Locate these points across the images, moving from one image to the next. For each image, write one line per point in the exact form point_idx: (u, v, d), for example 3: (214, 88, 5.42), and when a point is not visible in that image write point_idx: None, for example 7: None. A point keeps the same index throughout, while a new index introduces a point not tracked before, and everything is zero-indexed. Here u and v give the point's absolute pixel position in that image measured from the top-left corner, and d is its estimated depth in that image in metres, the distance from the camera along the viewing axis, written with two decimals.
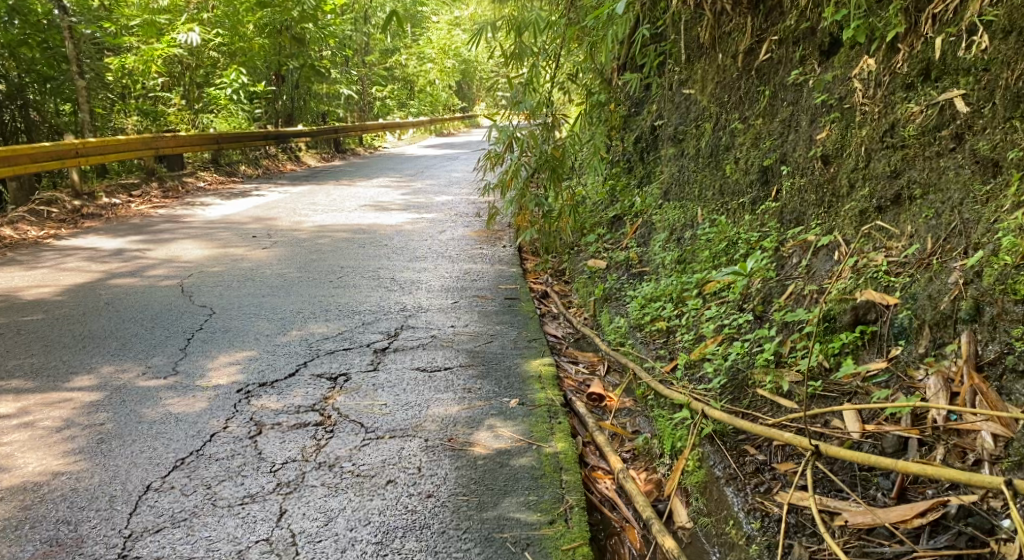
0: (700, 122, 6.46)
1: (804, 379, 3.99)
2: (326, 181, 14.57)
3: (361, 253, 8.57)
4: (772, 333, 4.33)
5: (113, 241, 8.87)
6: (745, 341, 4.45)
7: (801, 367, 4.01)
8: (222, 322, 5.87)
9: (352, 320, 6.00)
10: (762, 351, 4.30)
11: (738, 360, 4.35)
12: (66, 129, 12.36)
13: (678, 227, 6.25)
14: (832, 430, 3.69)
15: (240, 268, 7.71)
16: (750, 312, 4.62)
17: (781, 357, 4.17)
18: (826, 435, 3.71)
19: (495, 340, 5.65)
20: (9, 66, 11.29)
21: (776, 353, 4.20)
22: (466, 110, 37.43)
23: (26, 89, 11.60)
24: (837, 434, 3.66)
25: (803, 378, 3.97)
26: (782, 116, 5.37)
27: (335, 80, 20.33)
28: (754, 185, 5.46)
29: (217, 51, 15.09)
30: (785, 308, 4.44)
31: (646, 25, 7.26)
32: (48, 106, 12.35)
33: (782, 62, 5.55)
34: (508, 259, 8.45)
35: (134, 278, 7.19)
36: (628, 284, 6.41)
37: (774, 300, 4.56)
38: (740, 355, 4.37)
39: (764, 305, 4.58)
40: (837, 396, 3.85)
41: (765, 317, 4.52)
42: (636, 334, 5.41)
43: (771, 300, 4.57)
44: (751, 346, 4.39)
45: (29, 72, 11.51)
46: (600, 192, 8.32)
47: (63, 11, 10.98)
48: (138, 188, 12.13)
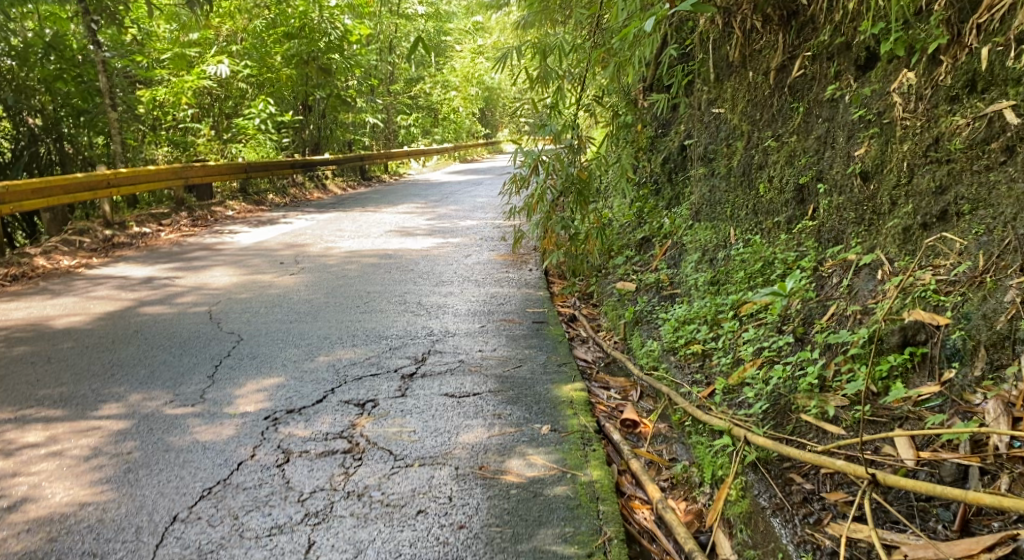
0: (731, 141, 6.33)
1: (851, 403, 3.83)
2: (353, 208, 14.57)
3: (387, 278, 8.50)
4: (814, 355, 4.17)
5: (143, 269, 8.87)
6: (786, 365, 4.29)
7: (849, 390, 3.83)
8: (250, 349, 5.79)
9: (379, 346, 5.90)
10: (805, 375, 4.13)
11: (779, 383, 4.19)
12: (99, 162, 12.51)
13: (709, 248, 6.12)
14: (884, 457, 3.52)
15: (267, 295, 7.65)
16: (791, 333, 4.47)
17: (826, 382, 4.01)
18: (878, 463, 3.55)
19: (524, 365, 5.51)
20: (45, 100, 11.70)
21: (820, 377, 4.04)
22: (490, 137, 37.52)
23: (62, 122, 11.89)
24: (890, 462, 3.50)
25: (849, 403, 3.81)
26: (818, 133, 5.24)
27: (361, 108, 20.44)
28: (790, 204, 5.35)
29: (246, 83, 15.32)
30: (828, 329, 4.28)
31: (674, 45, 7.07)
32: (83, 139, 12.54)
33: (816, 78, 5.42)
34: (535, 283, 8.33)
35: (164, 306, 7.15)
36: (660, 307, 6.26)
37: (815, 321, 4.42)
38: (782, 379, 4.20)
39: (805, 327, 4.43)
40: (887, 421, 3.69)
41: (806, 339, 4.36)
42: (670, 358, 5.26)
43: (812, 322, 4.42)
44: (793, 369, 4.22)
45: (66, 106, 11.88)
46: (627, 215, 8.20)
47: (95, 45, 11.21)
48: (167, 217, 12.18)
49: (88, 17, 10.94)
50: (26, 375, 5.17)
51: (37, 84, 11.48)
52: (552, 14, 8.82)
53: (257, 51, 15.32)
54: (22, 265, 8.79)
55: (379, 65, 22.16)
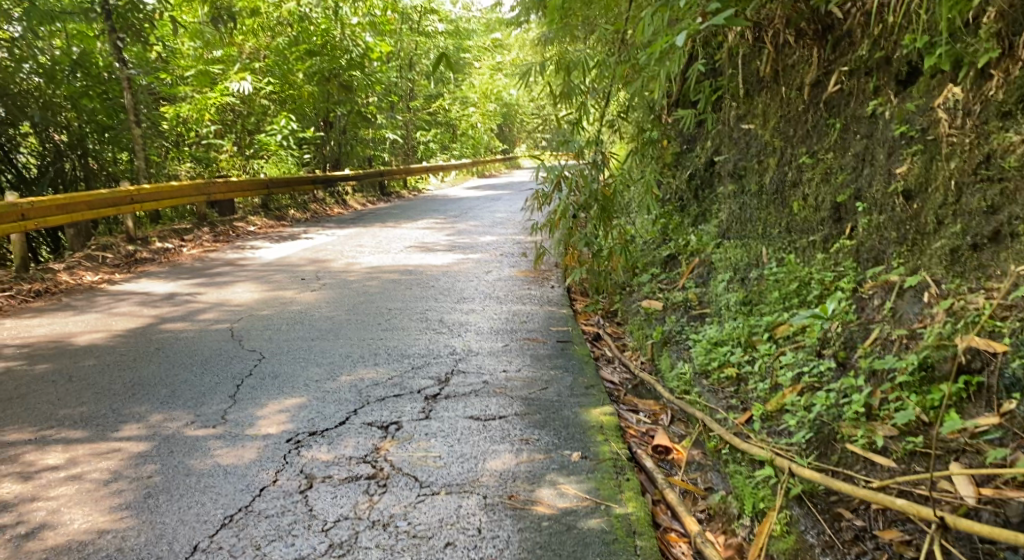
0: (762, 157, 6.16)
1: (901, 434, 3.76)
2: (373, 224, 14.49)
3: (409, 295, 8.38)
4: (859, 381, 4.06)
5: (165, 284, 8.78)
6: (828, 392, 4.17)
7: (902, 420, 3.74)
8: (271, 367, 5.66)
9: (401, 365, 5.76)
10: (849, 402, 4.03)
11: (822, 411, 4.07)
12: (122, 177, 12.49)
13: (741, 267, 5.95)
14: (942, 494, 3.46)
15: (289, 312, 7.55)
16: (832, 358, 4.33)
17: (872, 410, 3.92)
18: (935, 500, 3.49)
19: (550, 387, 5.35)
20: (71, 116, 11.75)
21: (867, 405, 3.95)
22: (508, 153, 37.44)
23: (86, 139, 11.96)
24: (949, 500, 3.43)
25: (899, 433, 3.74)
26: (856, 149, 5.09)
27: (381, 124, 20.39)
28: (826, 222, 5.19)
29: (268, 99, 15.30)
30: (871, 354, 4.16)
31: (702, 60, 6.86)
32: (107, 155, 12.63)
33: (853, 94, 5.26)
34: (557, 300, 8.18)
35: (186, 323, 7.05)
36: (689, 327, 6.10)
37: (858, 345, 4.27)
38: (824, 407, 4.09)
39: (848, 352, 4.29)
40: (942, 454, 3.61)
41: (849, 364, 4.23)
42: (703, 382, 5.10)
43: (854, 346, 4.28)
44: (837, 397, 4.11)
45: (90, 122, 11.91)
46: (651, 232, 8.03)
47: (120, 63, 11.19)
48: (189, 233, 12.13)
49: (113, 34, 10.90)
50: (47, 393, 5.06)
51: (62, 100, 11.54)
52: (576, 28, 8.66)
53: (279, 68, 15.18)
54: (44, 280, 8.73)
55: (399, 81, 22.14)
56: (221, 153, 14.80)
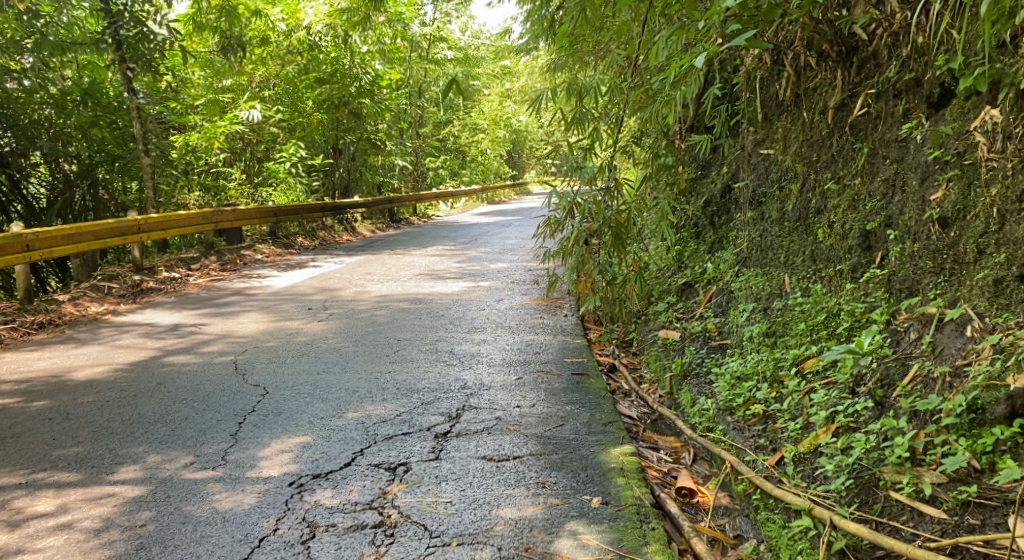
0: (784, 183, 5.91)
1: (950, 481, 3.62)
2: (382, 251, 14.30)
3: (418, 324, 8.17)
4: (901, 424, 3.87)
5: (170, 315, 8.59)
6: (867, 434, 3.98)
7: (952, 467, 3.60)
8: (274, 404, 5.42)
9: (410, 401, 5.53)
10: (891, 446, 3.85)
11: (862, 456, 3.89)
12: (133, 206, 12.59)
13: (762, 297, 5.71)
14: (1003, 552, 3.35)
15: (295, 343, 7.34)
16: (868, 397, 4.13)
17: (917, 454, 3.75)
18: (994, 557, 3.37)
19: (566, 424, 5.09)
20: (81, 146, 11.68)
21: (910, 449, 3.78)
22: (517, 178, 37.29)
23: (96, 168, 11.91)
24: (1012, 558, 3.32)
25: (951, 482, 3.60)
26: (886, 175, 4.88)
27: (391, 151, 20.26)
28: (854, 250, 4.98)
29: (277, 127, 15.20)
30: (913, 394, 3.98)
31: (718, 84, 6.62)
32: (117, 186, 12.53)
33: (881, 117, 5.04)
34: (571, 330, 7.95)
35: (190, 356, 6.84)
36: (710, 359, 5.85)
37: (896, 384, 4.08)
38: (864, 450, 3.91)
39: (885, 390, 4.09)
40: (999, 505, 3.47)
41: (887, 404, 4.03)
42: (728, 419, 4.86)
43: (893, 384, 4.08)
44: (877, 440, 3.92)
45: (100, 151, 11.87)
46: (666, 258, 7.81)
47: (130, 93, 11.15)
48: (197, 262, 11.96)
49: (124, 65, 10.85)
50: (41, 433, 4.83)
51: (72, 130, 11.46)
52: (588, 51, 8.46)
53: (289, 97, 15.31)
54: (48, 312, 8.55)
55: (408, 109, 22.06)
56: (230, 181, 14.65)
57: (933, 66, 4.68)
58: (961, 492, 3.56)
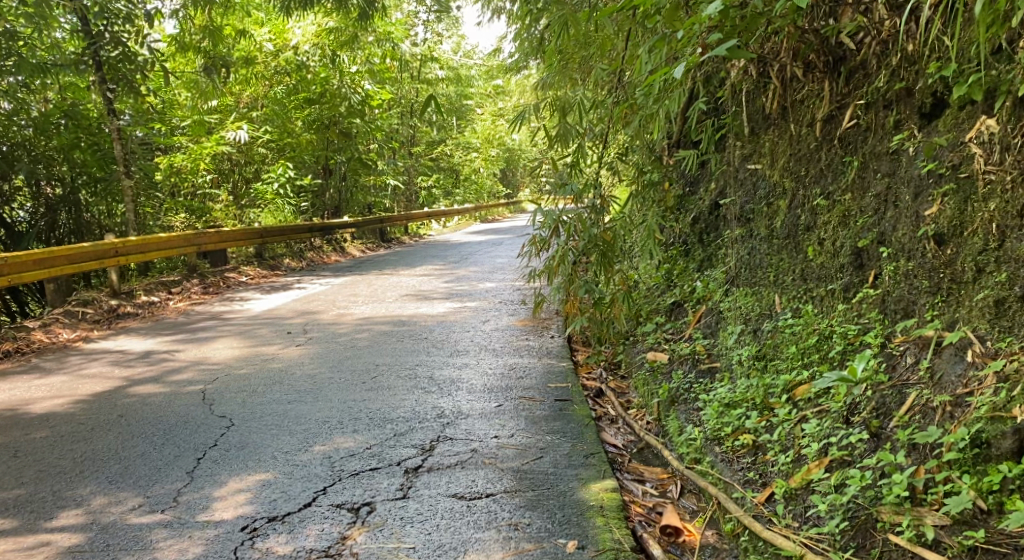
0: (772, 199, 5.66)
1: (954, 523, 3.36)
2: (370, 272, 14.02)
3: (399, 348, 7.89)
4: (899, 459, 3.62)
5: (143, 341, 8.32)
6: (862, 470, 3.74)
7: (956, 509, 3.35)
8: (239, 438, 5.18)
9: (383, 432, 5.27)
10: (889, 483, 3.60)
11: (857, 494, 3.65)
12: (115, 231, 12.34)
13: (752, 317, 5.45)
14: None
15: (269, 370, 7.08)
16: (863, 428, 3.89)
17: (917, 493, 3.50)
18: None
19: (545, 456, 4.81)
20: (63, 169, 11.43)
21: (910, 488, 3.53)
22: (511, 196, 37.09)
23: (77, 192, 11.71)
24: None
25: (955, 525, 3.35)
26: (876, 190, 4.64)
27: (382, 170, 20.01)
28: (846, 268, 4.75)
29: (266, 148, 15.16)
30: (911, 425, 3.73)
31: (702, 98, 6.42)
32: (101, 209, 12.23)
33: (871, 129, 4.78)
34: (557, 352, 7.67)
35: (156, 386, 6.57)
36: (698, 384, 5.57)
37: (893, 413, 3.84)
38: (860, 488, 3.65)
39: (881, 420, 3.85)
40: (1010, 553, 3.21)
41: (883, 436, 3.79)
42: (716, 451, 4.60)
43: (889, 414, 3.84)
44: (874, 476, 3.67)
45: (82, 172, 11.56)
46: (655, 276, 7.53)
47: (111, 114, 10.94)
48: (177, 285, 11.69)
49: (104, 86, 10.63)
50: None
51: (54, 152, 11.17)
52: (574, 65, 8.20)
53: (279, 117, 15.17)
54: (17, 339, 8.28)
55: (399, 128, 21.82)
56: (216, 203, 14.23)
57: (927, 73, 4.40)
58: (968, 536, 3.30)
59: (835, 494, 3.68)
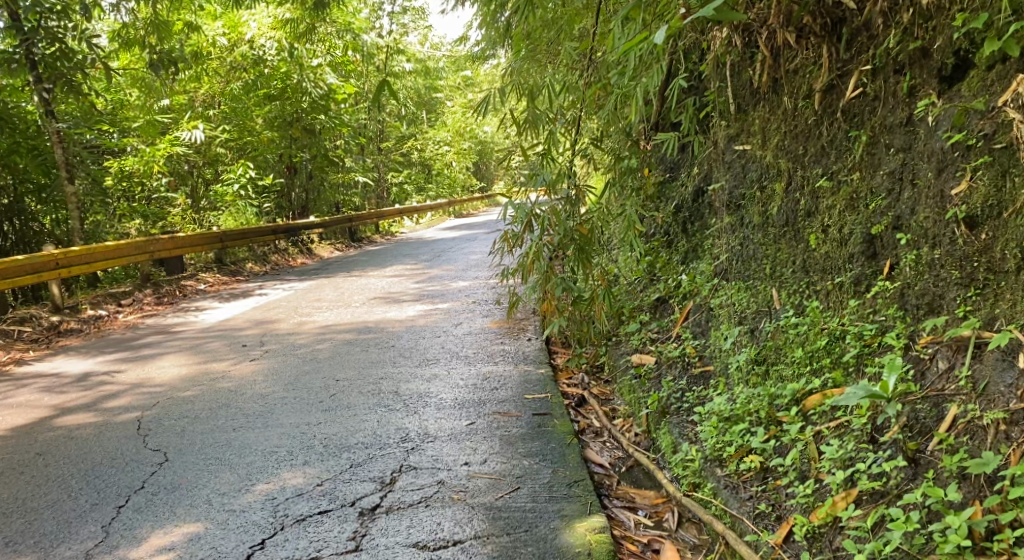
0: (765, 183, 5.05)
1: None
2: (337, 274, 13.33)
3: (362, 359, 7.22)
4: (951, 496, 3.20)
5: (82, 362, 7.59)
6: (904, 509, 3.29)
7: None
8: (171, 477, 4.54)
9: (338, 463, 4.64)
10: (940, 525, 3.17)
11: (901, 541, 3.21)
12: (61, 241, 11.59)
13: (749, 315, 4.85)
14: None
15: (218, 390, 6.42)
16: (900, 453, 3.43)
17: (979, 540, 3.10)
18: None
19: (522, 487, 4.21)
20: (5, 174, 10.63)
21: (970, 534, 3.10)
22: (485, 189, 36.32)
23: (23, 200, 10.99)
24: None
25: None
26: (890, 167, 4.07)
27: (350, 168, 19.23)
28: (856, 259, 4.19)
29: (225, 147, 14.24)
30: (959, 450, 3.30)
31: (682, 75, 5.72)
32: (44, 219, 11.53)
33: (880, 98, 4.18)
34: (534, 356, 7.00)
35: (89, 416, 5.90)
36: (691, 393, 4.95)
37: (933, 432, 3.41)
38: (903, 533, 3.21)
39: (919, 443, 3.41)
40: None
41: (923, 464, 3.36)
42: (718, 475, 4.03)
43: (930, 433, 3.41)
44: (922, 518, 3.22)
45: (24, 178, 10.85)
46: (635, 270, 6.94)
47: (49, 116, 10.10)
48: (129, 297, 10.93)
49: (39, 86, 9.84)
50: None
51: None
52: (540, 48, 7.48)
53: (237, 115, 14.38)
54: None
55: (367, 123, 21.01)
56: (173, 207, 13.43)
57: (951, 24, 3.85)
58: None
59: (875, 544, 3.23)
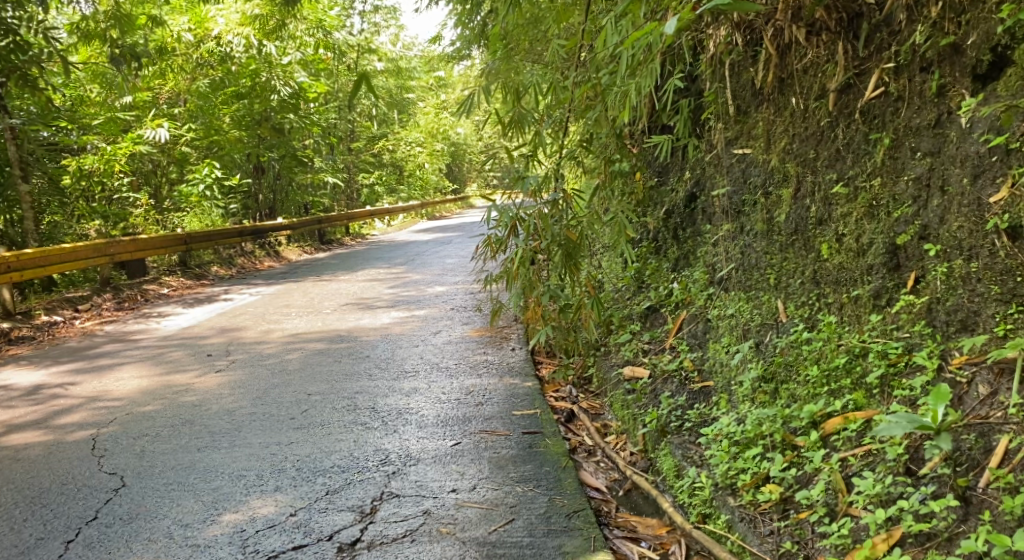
0: (769, 188, 4.74)
1: None
2: (306, 278, 12.88)
3: (336, 370, 6.81)
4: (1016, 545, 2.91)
5: (32, 374, 7.09)
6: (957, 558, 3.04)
7: None
8: (128, 507, 4.14)
9: (314, 489, 4.26)
10: None
11: None
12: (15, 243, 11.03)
13: (751, 328, 4.54)
14: None
15: (180, 405, 5.99)
16: (947, 490, 3.21)
17: None
18: None
19: (518, 518, 3.89)
20: None
21: None
22: (456, 191, 35.85)
23: None
24: None
25: None
26: (916, 172, 3.82)
27: (320, 169, 18.73)
28: (876, 270, 3.91)
29: (190, 146, 13.66)
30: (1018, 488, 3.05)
31: (678, 73, 5.35)
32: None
33: (905, 98, 3.92)
34: (518, 368, 6.60)
35: (38, 435, 5.44)
36: (693, 411, 4.58)
37: (984, 468, 3.19)
38: None
39: (968, 479, 3.18)
40: None
41: (974, 503, 3.13)
42: (731, 505, 3.77)
43: (981, 468, 3.19)
44: None
45: None
46: (623, 278, 6.60)
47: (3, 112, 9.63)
48: (87, 302, 10.42)
49: None
50: None
51: None
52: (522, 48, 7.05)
53: (203, 113, 13.85)
54: None
55: (338, 124, 20.52)
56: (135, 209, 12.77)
57: (989, 17, 3.63)
58: None
59: None
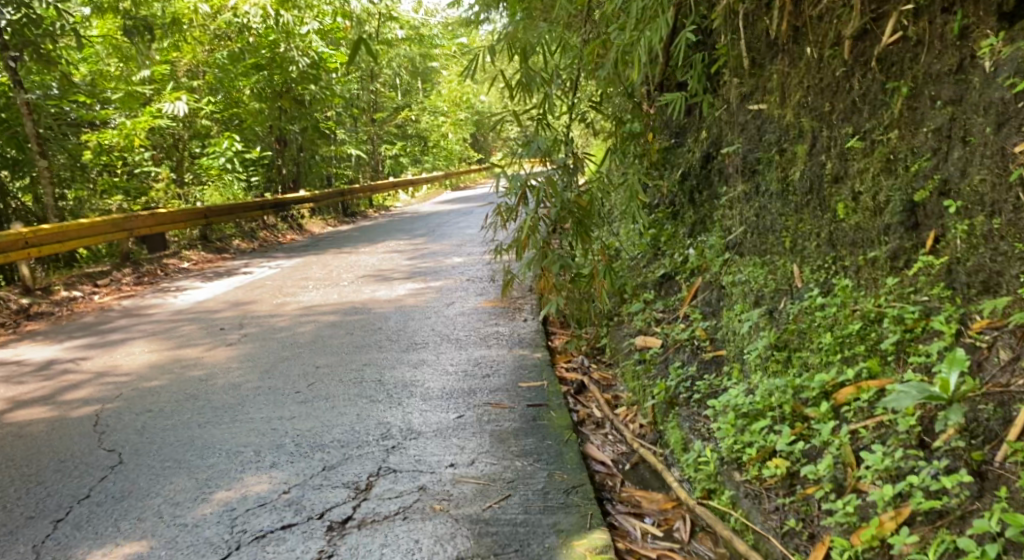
0: (784, 145, 4.51)
1: None
2: (326, 251, 12.79)
3: (345, 342, 6.70)
4: None
5: (46, 350, 7.06)
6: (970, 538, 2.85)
7: None
8: (122, 485, 4.06)
9: (309, 465, 4.14)
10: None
11: None
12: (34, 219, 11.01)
13: (765, 295, 4.34)
14: None
15: (187, 379, 5.91)
16: (961, 466, 3.02)
17: None
18: None
19: (515, 494, 3.75)
20: None
21: None
22: (482, 161, 35.65)
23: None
24: None
25: None
26: (937, 123, 3.58)
27: (342, 141, 18.59)
28: (893, 230, 3.70)
29: (210, 120, 13.48)
30: None
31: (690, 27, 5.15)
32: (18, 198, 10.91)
33: (925, 43, 3.68)
34: (530, 339, 6.43)
35: (44, 410, 5.39)
36: (703, 382, 4.41)
37: (1003, 440, 2.99)
38: None
39: (984, 453, 2.99)
40: None
41: (991, 478, 2.94)
42: (736, 480, 3.61)
43: (1000, 441, 2.99)
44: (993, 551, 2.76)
45: None
46: (639, 244, 6.38)
47: (18, 87, 9.46)
48: (106, 276, 10.39)
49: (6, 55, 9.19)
50: None
51: None
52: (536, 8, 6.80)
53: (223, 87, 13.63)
54: None
55: (360, 95, 20.34)
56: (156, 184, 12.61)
57: None
58: None
59: None
